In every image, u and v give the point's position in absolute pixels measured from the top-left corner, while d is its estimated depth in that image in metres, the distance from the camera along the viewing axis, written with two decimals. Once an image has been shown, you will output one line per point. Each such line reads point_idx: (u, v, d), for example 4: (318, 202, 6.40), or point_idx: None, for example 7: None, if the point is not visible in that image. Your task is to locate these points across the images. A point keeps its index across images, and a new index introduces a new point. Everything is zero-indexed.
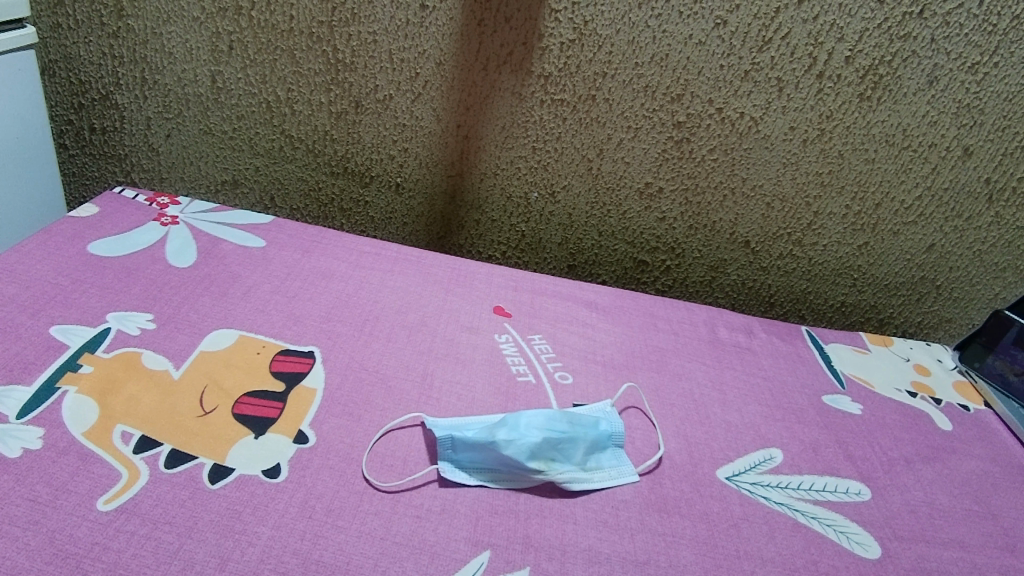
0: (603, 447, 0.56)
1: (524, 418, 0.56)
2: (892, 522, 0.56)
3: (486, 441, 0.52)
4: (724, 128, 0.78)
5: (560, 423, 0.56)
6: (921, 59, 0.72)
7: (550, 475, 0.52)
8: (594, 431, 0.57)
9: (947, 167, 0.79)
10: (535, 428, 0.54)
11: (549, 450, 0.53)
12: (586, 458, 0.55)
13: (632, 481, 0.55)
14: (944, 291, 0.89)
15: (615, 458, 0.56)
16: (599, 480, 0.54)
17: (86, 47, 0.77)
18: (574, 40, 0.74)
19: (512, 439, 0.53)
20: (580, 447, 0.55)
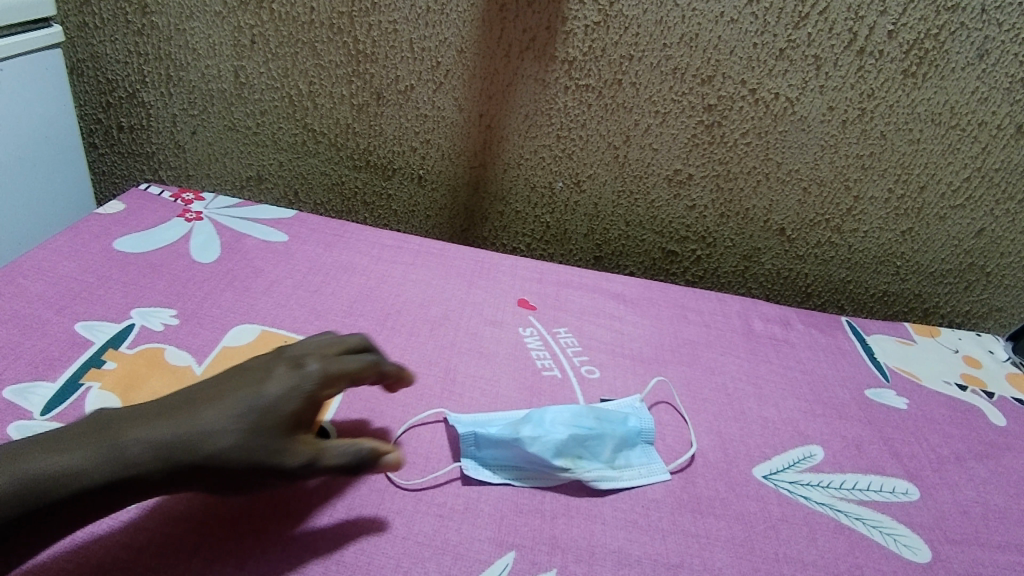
0: (632, 444, 0.54)
1: (548, 413, 0.54)
2: (943, 523, 0.53)
3: (510, 438, 0.51)
4: (758, 110, 0.75)
5: (584, 419, 0.54)
6: (970, 31, 0.68)
7: (577, 473, 0.51)
8: (622, 427, 0.54)
9: (999, 147, 0.74)
10: (556, 424, 0.53)
11: (575, 447, 0.52)
12: (614, 456, 0.53)
13: (663, 480, 0.53)
14: (995, 279, 0.84)
15: (645, 455, 0.54)
16: (627, 478, 0.52)
17: (113, 45, 0.78)
18: (599, 23, 0.71)
19: (537, 436, 0.51)
20: (607, 444, 0.53)
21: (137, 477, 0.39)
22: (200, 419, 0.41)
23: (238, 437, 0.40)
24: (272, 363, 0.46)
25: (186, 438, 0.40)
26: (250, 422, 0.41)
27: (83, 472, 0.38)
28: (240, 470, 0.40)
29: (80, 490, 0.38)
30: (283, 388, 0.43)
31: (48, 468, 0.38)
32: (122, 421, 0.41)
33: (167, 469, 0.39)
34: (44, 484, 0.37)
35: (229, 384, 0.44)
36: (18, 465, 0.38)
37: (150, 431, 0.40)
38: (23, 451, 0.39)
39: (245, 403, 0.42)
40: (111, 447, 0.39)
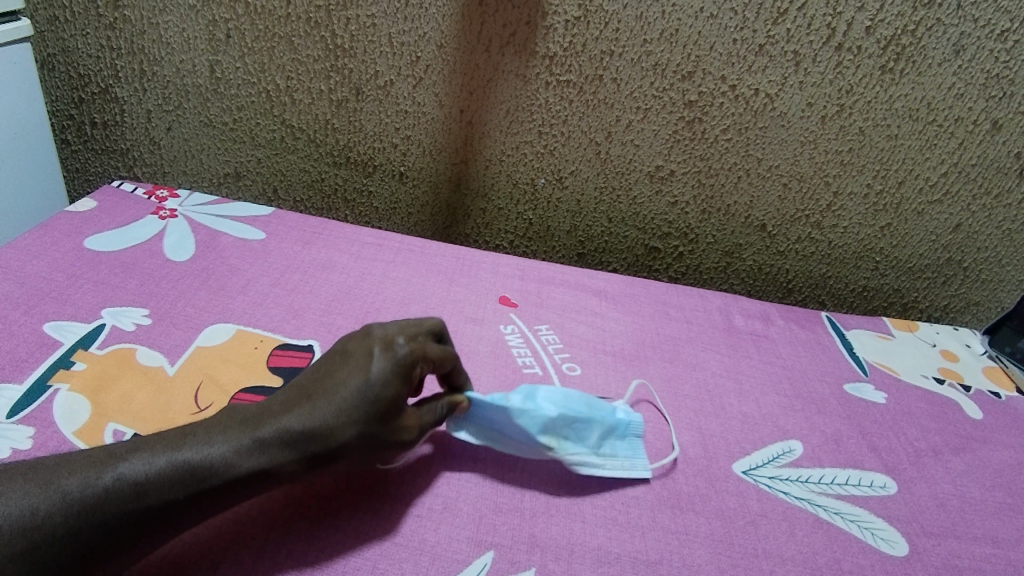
0: (620, 435, 0.54)
1: (541, 391, 0.54)
2: (920, 516, 0.53)
3: (497, 408, 0.51)
4: (738, 106, 0.75)
5: (573, 398, 0.54)
6: (946, 27, 0.68)
7: (556, 454, 0.51)
8: (613, 418, 0.54)
9: (975, 142, 0.75)
10: (545, 398, 0.53)
11: (558, 424, 0.52)
12: (598, 443, 0.53)
13: (643, 477, 0.52)
14: (972, 273, 0.85)
15: (632, 448, 0.54)
16: (608, 467, 0.52)
17: (84, 39, 0.76)
18: (579, 18, 0.71)
19: (524, 410, 0.51)
20: (595, 430, 0.53)
21: (269, 469, 0.41)
22: (325, 409, 0.43)
23: (364, 425, 0.43)
24: (364, 344, 0.47)
25: (318, 429, 0.42)
26: (370, 408, 0.44)
27: (234, 461, 0.40)
28: (369, 450, 0.44)
29: (235, 478, 0.40)
30: (389, 377, 0.45)
31: (205, 458, 0.40)
32: (247, 416, 0.43)
33: (306, 455, 0.42)
34: (205, 471, 0.39)
35: (340, 371, 0.45)
36: (178, 454, 0.39)
37: (284, 422, 0.42)
38: (180, 440, 0.40)
39: (359, 392, 0.44)
40: (251, 439, 0.41)
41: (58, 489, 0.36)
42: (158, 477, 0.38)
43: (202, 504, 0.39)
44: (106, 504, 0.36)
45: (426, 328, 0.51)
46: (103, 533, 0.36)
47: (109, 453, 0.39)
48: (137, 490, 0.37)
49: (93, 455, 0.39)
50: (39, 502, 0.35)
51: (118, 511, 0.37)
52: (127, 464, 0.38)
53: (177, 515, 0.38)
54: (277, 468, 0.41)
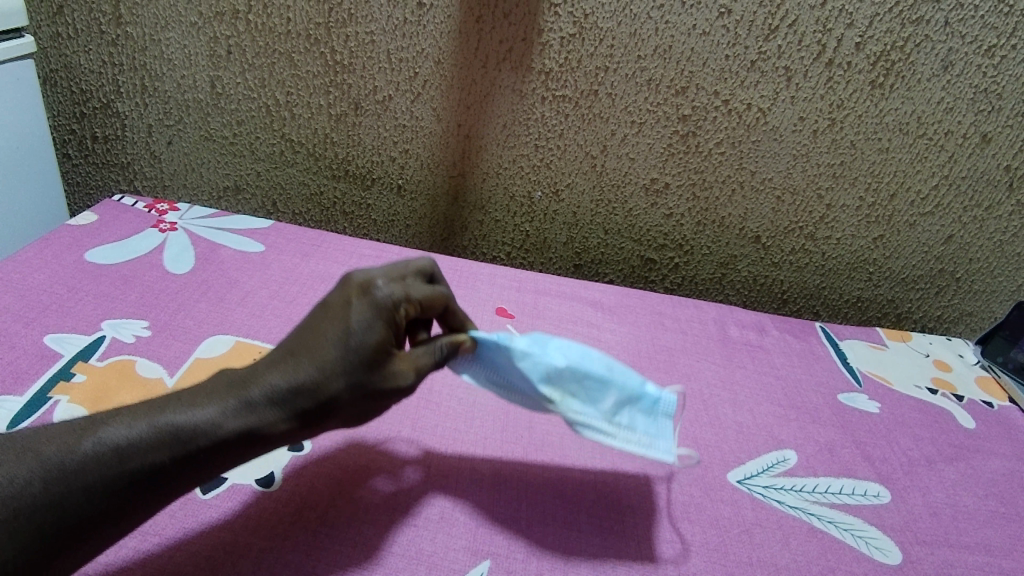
0: (643, 408, 0.50)
1: (558, 341, 0.51)
2: (913, 525, 0.54)
3: (504, 351, 0.49)
4: (731, 120, 0.76)
5: (597, 360, 0.51)
6: (934, 43, 0.70)
7: (560, 409, 0.49)
8: (635, 387, 0.50)
9: (965, 155, 0.76)
10: (563, 354, 0.50)
11: (573, 383, 0.50)
12: (614, 411, 0.50)
13: (658, 457, 0.48)
14: (965, 284, 0.86)
15: (657, 428, 0.50)
16: (618, 438, 0.49)
17: (87, 56, 0.77)
18: (574, 34, 0.72)
19: (532, 359, 0.49)
20: (610, 395, 0.50)
21: (260, 428, 0.40)
22: (310, 363, 0.42)
23: (350, 375, 0.42)
24: (342, 293, 0.46)
25: (304, 384, 0.41)
26: (353, 356, 0.42)
27: (221, 421, 0.40)
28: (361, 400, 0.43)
29: (223, 439, 0.39)
30: (370, 322, 0.43)
31: (189, 420, 0.39)
32: (234, 380, 0.42)
33: (295, 409, 0.41)
34: (188, 433, 0.39)
35: (322, 324, 0.44)
36: (162, 419, 0.39)
37: (270, 381, 0.42)
38: (164, 405, 0.40)
39: (341, 341, 0.42)
40: (238, 401, 0.41)
41: (37, 457, 0.37)
42: (140, 441, 0.38)
43: (190, 467, 0.39)
44: (88, 469, 0.36)
45: (409, 271, 0.50)
46: (86, 498, 0.36)
47: (93, 419, 0.39)
48: (119, 454, 0.37)
49: (77, 424, 0.39)
50: (18, 471, 0.36)
51: (99, 475, 0.36)
52: (108, 430, 0.38)
53: (165, 479, 0.38)
54: (267, 425, 0.41)
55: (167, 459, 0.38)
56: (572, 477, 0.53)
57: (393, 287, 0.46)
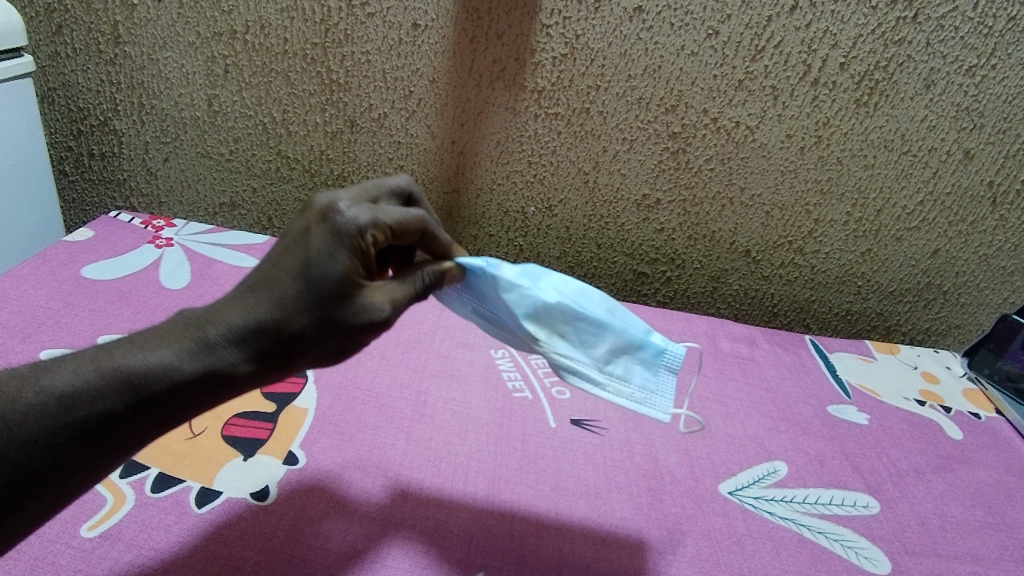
0: (640, 358, 0.51)
1: (555, 282, 0.51)
2: (902, 535, 0.54)
3: (497, 285, 0.49)
4: (720, 137, 0.78)
5: (597, 306, 0.51)
6: (916, 63, 0.72)
7: (550, 352, 0.50)
8: (630, 336, 0.51)
9: (949, 171, 0.78)
10: (562, 297, 0.50)
11: (565, 326, 0.50)
12: (608, 361, 0.51)
13: (645, 409, 0.50)
14: (952, 297, 0.87)
15: (647, 377, 0.51)
16: (608, 388, 0.50)
17: (85, 74, 0.78)
18: (566, 55, 0.74)
19: (525, 299, 0.49)
20: (602, 343, 0.51)
21: (217, 369, 0.39)
22: (269, 301, 0.40)
23: (314, 311, 0.40)
24: (305, 218, 0.42)
25: (264, 324, 0.39)
26: (314, 292, 0.39)
27: (177, 365, 0.38)
28: (328, 337, 0.40)
29: (179, 384, 0.38)
30: (333, 253, 0.40)
31: (141, 364, 0.38)
32: (193, 319, 0.40)
33: (256, 349, 0.39)
34: (140, 378, 0.37)
35: (283, 256, 0.41)
36: (111, 362, 0.37)
37: (228, 320, 0.39)
38: (114, 347, 0.38)
39: (301, 276, 0.40)
40: (194, 342, 0.39)
41: None
42: (88, 388, 0.36)
43: (146, 413, 0.38)
44: (32, 419, 0.35)
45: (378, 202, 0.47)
46: (36, 452, 0.35)
47: (37, 365, 0.37)
48: (66, 404, 0.36)
49: (19, 371, 0.37)
50: None
51: (46, 427, 0.35)
52: (51, 378, 0.37)
53: (120, 428, 0.37)
54: (229, 367, 0.39)
55: (121, 408, 0.37)
56: (566, 488, 0.53)
57: (361, 210, 0.42)
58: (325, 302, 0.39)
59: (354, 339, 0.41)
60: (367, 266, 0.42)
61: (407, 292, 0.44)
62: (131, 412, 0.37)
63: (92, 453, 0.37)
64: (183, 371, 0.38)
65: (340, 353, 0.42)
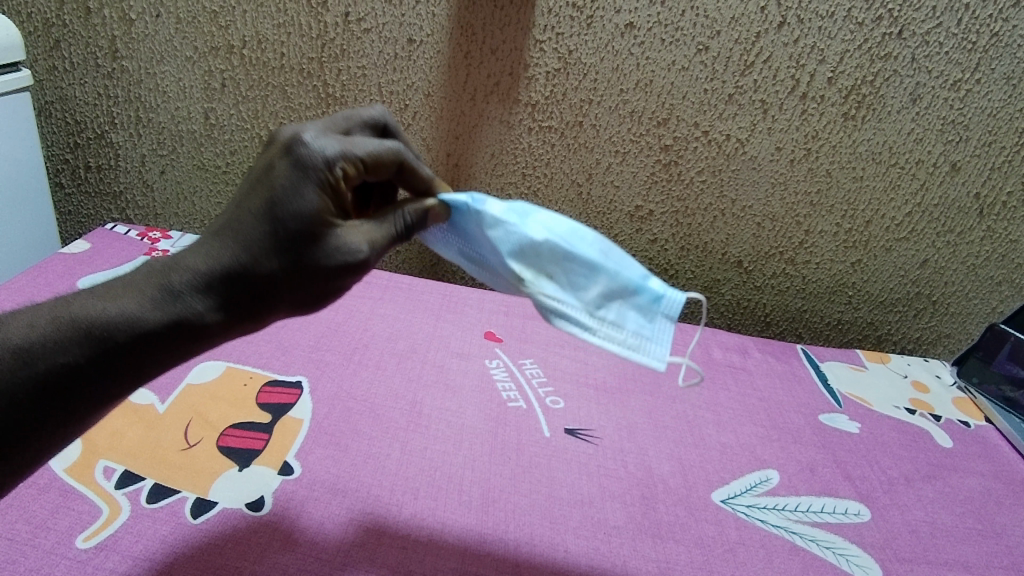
0: (637, 303, 0.46)
1: (545, 217, 0.47)
2: (893, 543, 0.55)
3: (481, 220, 0.47)
4: (711, 150, 0.79)
5: (589, 245, 0.46)
6: (902, 78, 0.73)
7: (535, 292, 0.47)
8: (624, 280, 0.46)
9: (936, 183, 0.80)
10: (549, 233, 0.46)
11: (552, 265, 0.47)
12: (599, 305, 0.46)
13: (635, 357, 0.45)
14: (941, 307, 0.89)
15: (642, 324, 0.46)
16: (596, 332, 0.46)
17: (82, 88, 0.79)
18: (559, 69, 0.75)
19: (509, 234, 0.47)
20: (593, 285, 0.46)
21: (183, 318, 0.39)
22: (236, 245, 0.40)
23: (283, 255, 0.40)
24: (271, 153, 0.41)
25: (233, 269, 0.39)
26: (282, 232, 0.39)
27: (141, 314, 0.38)
28: (300, 280, 0.40)
29: (144, 333, 0.38)
30: (302, 190, 0.39)
31: (103, 315, 0.38)
32: (158, 269, 0.40)
33: (223, 296, 0.40)
34: (102, 329, 0.37)
35: (250, 196, 0.40)
36: (73, 315, 0.38)
37: (194, 265, 0.40)
38: (76, 299, 0.38)
39: (268, 218, 0.39)
40: (157, 291, 0.39)
41: None
42: (48, 341, 0.36)
43: (110, 366, 0.38)
44: None
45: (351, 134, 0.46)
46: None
47: None
48: (24, 358, 0.36)
49: None
50: None
51: (4, 382, 0.35)
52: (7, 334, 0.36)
53: (83, 382, 0.37)
54: (196, 315, 0.39)
55: (80, 360, 0.37)
56: (560, 498, 0.53)
57: (329, 143, 0.41)
58: (294, 241, 0.39)
59: (329, 282, 0.41)
60: (340, 203, 0.41)
61: (384, 231, 0.44)
62: (92, 364, 0.37)
63: (49, 412, 0.36)
64: (148, 320, 0.38)
65: (314, 297, 0.42)
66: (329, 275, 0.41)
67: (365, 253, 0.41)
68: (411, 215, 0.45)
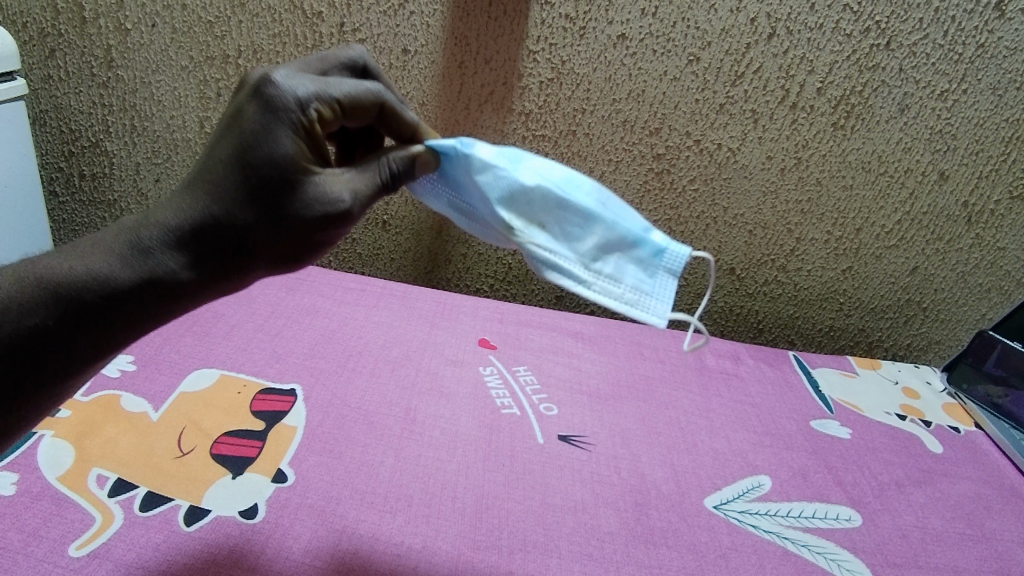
0: (637, 257, 0.49)
1: (540, 166, 0.49)
2: (884, 548, 0.55)
3: (474, 167, 0.47)
4: (702, 159, 0.80)
5: (585, 195, 0.49)
6: (891, 88, 0.75)
7: (531, 242, 0.48)
8: (621, 232, 0.49)
9: (924, 192, 0.81)
10: (545, 182, 0.48)
11: (548, 216, 0.48)
12: (595, 256, 0.49)
13: (633, 309, 0.48)
14: (932, 313, 0.90)
15: (638, 277, 0.49)
16: (592, 283, 0.49)
17: (77, 97, 0.79)
18: (552, 79, 0.76)
19: (504, 182, 0.47)
20: (590, 237, 0.49)
21: (152, 276, 0.40)
22: (208, 198, 0.39)
23: (257, 208, 0.39)
24: (240, 98, 0.40)
25: (206, 222, 0.39)
26: (256, 183, 0.39)
27: (110, 273, 0.39)
28: (277, 234, 0.40)
29: (113, 292, 0.39)
30: (275, 137, 0.39)
31: (72, 275, 0.39)
32: (130, 226, 0.41)
33: (195, 252, 0.40)
34: (70, 289, 0.39)
35: (221, 145, 0.40)
36: (45, 274, 0.39)
37: (163, 220, 0.40)
38: (53, 258, 0.40)
39: (241, 168, 0.39)
40: (125, 249, 0.40)
41: None
42: (20, 300, 0.38)
43: (81, 327, 0.39)
44: None
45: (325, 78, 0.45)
46: None
47: None
48: None
49: None
50: None
51: None
52: None
53: (54, 340, 0.39)
54: (169, 272, 0.40)
55: (51, 322, 0.39)
56: (553, 504, 0.53)
57: (300, 88, 0.40)
58: (267, 190, 0.39)
59: (310, 236, 0.41)
60: (315, 151, 0.41)
61: (366, 180, 0.43)
62: (61, 325, 0.39)
63: (23, 375, 0.39)
64: (116, 279, 0.39)
65: (293, 251, 0.41)
66: (309, 226, 0.40)
67: (348, 202, 0.41)
68: (392, 163, 0.44)
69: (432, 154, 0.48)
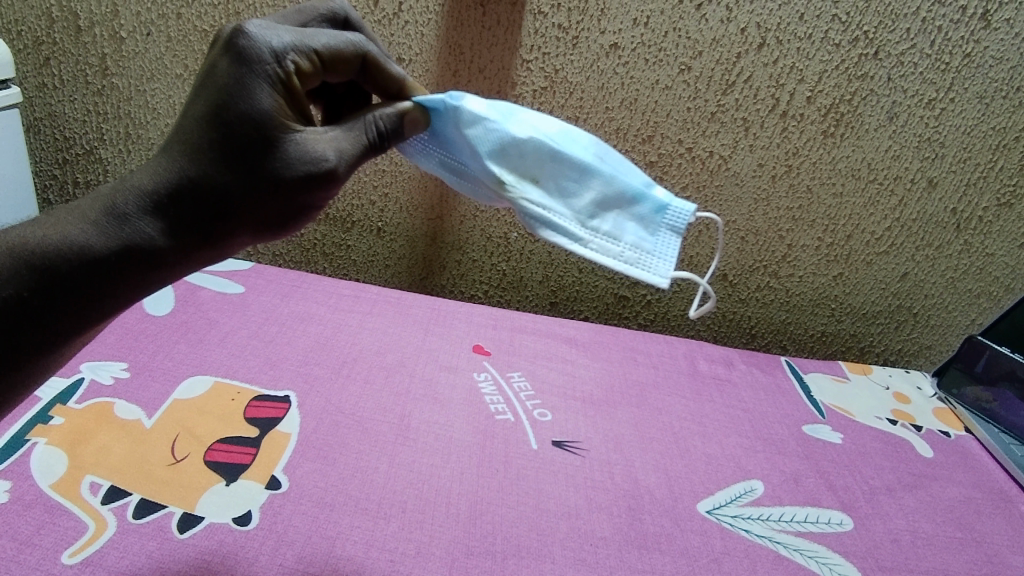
0: (635, 214, 0.50)
1: (533, 121, 0.50)
2: (875, 551, 0.56)
3: (467, 124, 0.48)
4: (695, 166, 0.81)
5: (580, 149, 0.50)
6: (879, 97, 0.76)
7: (526, 199, 0.50)
8: (618, 187, 0.50)
9: (913, 199, 0.82)
10: (538, 137, 0.49)
11: (543, 172, 0.50)
12: (592, 213, 0.50)
13: (632, 267, 0.50)
14: (922, 319, 0.91)
15: (636, 232, 0.50)
16: (590, 240, 0.50)
17: (71, 105, 0.80)
18: (546, 88, 0.77)
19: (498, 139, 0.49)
20: (587, 193, 0.50)
21: (130, 245, 0.40)
22: (186, 161, 0.39)
23: (236, 169, 0.39)
24: (214, 53, 0.40)
25: (184, 185, 0.39)
26: (236, 143, 0.39)
27: (87, 242, 0.39)
28: (259, 194, 0.40)
29: (90, 260, 0.39)
30: (253, 94, 0.39)
31: (47, 244, 0.39)
32: (106, 194, 0.41)
33: (174, 218, 0.40)
34: (47, 258, 0.39)
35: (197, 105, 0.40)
36: (19, 243, 0.39)
37: (140, 185, 0.40)
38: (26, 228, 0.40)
39: (219, 127, 0.39)
40: (101, 218, 0.40)
41: None
42: None
43: (58, 299, 0.39)
44: None
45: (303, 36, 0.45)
46: None
47: None
48: None
49: None
50: None
51: None
52: None
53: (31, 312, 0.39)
54: (147, 239, 0.40)
55: (25, 293, 0.39)
56: (547, 509, 0.54)
57: (277, 45, 0.40)
58: (247, 151, 0.39)
59: (293, 197, 0.41)
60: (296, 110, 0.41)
61: (350, 137, 0.43)
62: (37, 296, 0.39)
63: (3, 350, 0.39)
64: (94, 247, 0.39)
65: (275, 215, 0.42)
66: (291, 186, 0.40)
67: (331, 160, 0.41)
68: (376, 122, 0.45)
69: (417, 114, 0.48)
